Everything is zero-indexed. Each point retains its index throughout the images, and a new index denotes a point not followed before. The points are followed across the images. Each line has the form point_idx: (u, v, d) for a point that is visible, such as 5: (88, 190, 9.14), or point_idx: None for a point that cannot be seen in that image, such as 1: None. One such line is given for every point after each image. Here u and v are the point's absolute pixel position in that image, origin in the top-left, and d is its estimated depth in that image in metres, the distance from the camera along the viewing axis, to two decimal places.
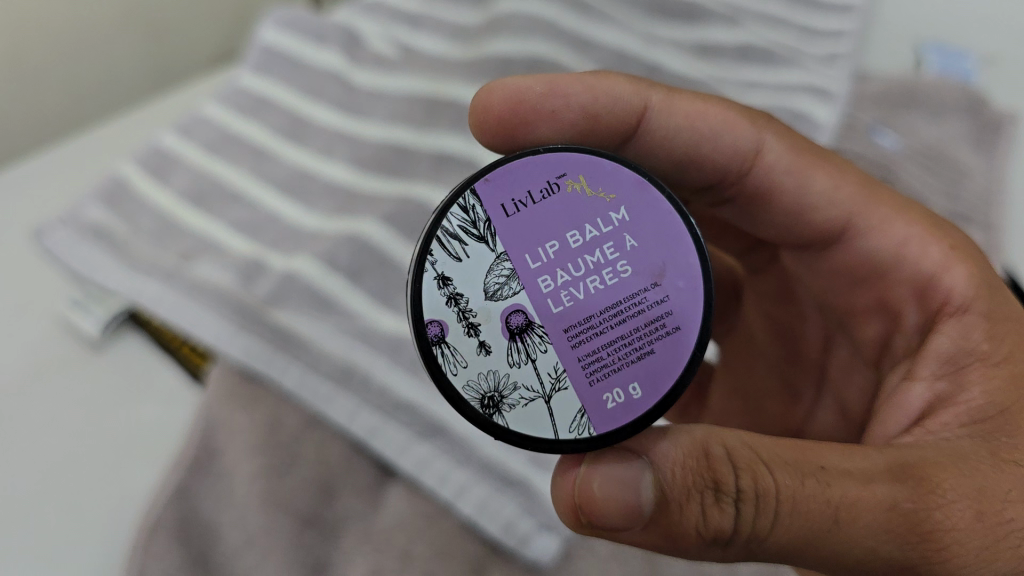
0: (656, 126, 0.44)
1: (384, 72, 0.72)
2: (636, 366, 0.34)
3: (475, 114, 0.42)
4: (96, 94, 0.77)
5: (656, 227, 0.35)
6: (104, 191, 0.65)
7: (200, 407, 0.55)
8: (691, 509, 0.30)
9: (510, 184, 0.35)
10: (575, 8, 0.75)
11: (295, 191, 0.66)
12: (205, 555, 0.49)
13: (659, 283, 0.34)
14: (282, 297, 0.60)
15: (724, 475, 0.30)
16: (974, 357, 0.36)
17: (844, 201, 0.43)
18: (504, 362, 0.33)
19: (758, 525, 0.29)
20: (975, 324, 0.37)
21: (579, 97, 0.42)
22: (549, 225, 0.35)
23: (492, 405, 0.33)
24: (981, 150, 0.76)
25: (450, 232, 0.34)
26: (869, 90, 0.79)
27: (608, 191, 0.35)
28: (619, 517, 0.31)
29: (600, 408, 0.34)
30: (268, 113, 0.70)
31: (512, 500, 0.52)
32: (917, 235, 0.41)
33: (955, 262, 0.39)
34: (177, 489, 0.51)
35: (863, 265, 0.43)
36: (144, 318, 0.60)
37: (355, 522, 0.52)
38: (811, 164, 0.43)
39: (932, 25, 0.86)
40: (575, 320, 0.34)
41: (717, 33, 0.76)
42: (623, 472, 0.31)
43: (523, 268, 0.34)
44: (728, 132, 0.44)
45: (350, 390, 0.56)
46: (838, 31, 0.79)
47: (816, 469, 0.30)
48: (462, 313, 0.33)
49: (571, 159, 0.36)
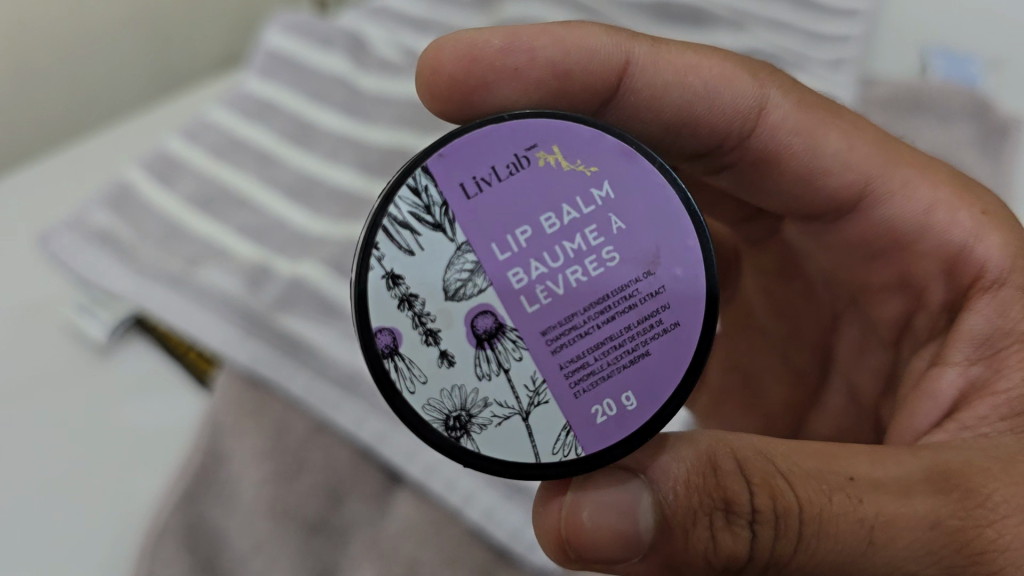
0: (641, 82, 0.41)
1: (391, 74, 0.71)
2: (628, 372, 0.32)
3: (424, 74, 0.39)
4: (100, 97, 0.76)
5: (644, 206, 0.33)
6: (109, 195, 0.64)
7: (205, 413, 0.54)
8: (699, 533, 0.28)
9: (471, 160, 0.33)
10: (580, 11, 0.74)
11: (301, 193, 0.65)
12: (212, 560, 0.48)
13: (651, 273, 0.32)
14: (288, 302, 0.58)
15: (736, 493, 0.28)
16: (1016, 335, 0.34)
17: (862, 164, 0.40)
18: (471, 377, 0.32)
19: (778, 549, 0.27)
20: (1014, 299, 0.35)
21: (547, 52, 0.39)
22: (522, 207, 0.33)
23: (460, 427, 0.32)
24: (1006, 147, 0.74)
25: (399, 220, 0.32)
26: (878, 96, 0.77)
27: (585, 164, 0.33)
28: (615, 548, 0.30)
29: (587, 421, 0.32)
30: (274, 117, 0.69)
31: (522, 508, 0.50)
32: (946, 200, 0.39)
33: (988, 229, 0.38)
34: (185, 494, 0.49)
35: (883, 236, 0.41)
36: (151, 323, 0.59)
37: (362, 530, 0.50)
38: (821, 122, 0.41)
39: (954, 19, 0.84)
40: (557, 322, 0.32)
41: (728, 35, 0.74)
42: (616, 498, 0.30)
43: (493, 261, 0.32)
44: (728, 91, 0.41)
45: (357, 395, 0.54)
46: (844, 35, 0.76)
47: (846, 481, 0.28)
48: (417, 317, 0.32)
49: (541, 129, 0.34)
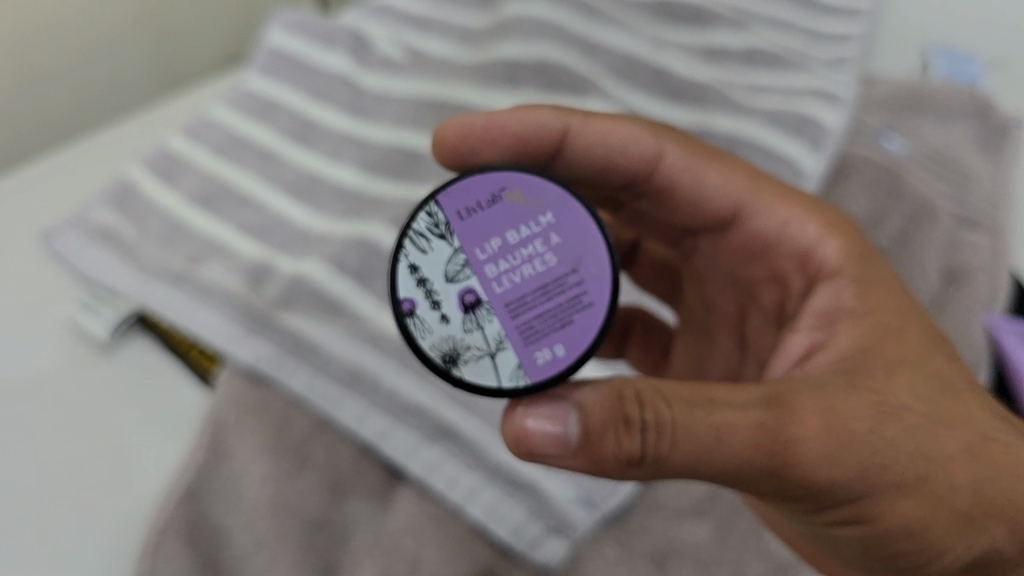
0: (578, 144, 0.47)
1: (393, 73, 0.73)
2: (561, 333, 0.37)
3: (435, 146, 0.47)
4: (102, 97, 0.77)
5: (582, 230, 0.37)
6: (114, 194, 0.65)
7: (208, 413, 0.54)
8: (608, 439, 0.33)
9: (464, 191, 0.38)
10: (584, 12, 0.75)
11: (304, 193, 0.66)
12: (215, 558, 0.50)
13: (576, 270, 0.37)
14: (292, 299, 0.59)
15: (631, 409, 0.32)
16: (843, 314, 0.41)
17: (734, 193, 0.47)
18: (459, 330, 0.37)
19: (659, 449, 0.32)
20: (844, 286, 0.42)
21: (514, 126, 0.45)
22: (493, 226, 0.38)
23: (450, 359, 0.36)
24: (988, 154, 0.76)
25: (419, 229, 0.37)
26: (876, 94, 0.80)
27: (535, 199, 0.38)
28: (552, 447, 0.34)
29: (531, 365, 0.37)
30: (277, 116, 0.71)
31: (522, 504, 0.52)
32: (797, 217, 0.46)
33: (829, 236, 0.44)
34: (188, 491, 0.51)
35: (755, 243, 0.48)
36: (153, 321, 0.60)
37: (364, 526, 0.51)
38: (702, 165, 0.47)
39: (937, 30, 0.88)
40: (514, 298, 0.37)
41: (725, 36, 0.77)
42: (552, 410, 0.34)
43: (476, 259, 0.37)
44: (630, 145, 0.47)
45: (361, 393, 0.55)
46: (845, 35, 0.81)
47: (705, 401, 0.32)
48: (428, 291, 0.37)
49: (506, 176, 0.38)
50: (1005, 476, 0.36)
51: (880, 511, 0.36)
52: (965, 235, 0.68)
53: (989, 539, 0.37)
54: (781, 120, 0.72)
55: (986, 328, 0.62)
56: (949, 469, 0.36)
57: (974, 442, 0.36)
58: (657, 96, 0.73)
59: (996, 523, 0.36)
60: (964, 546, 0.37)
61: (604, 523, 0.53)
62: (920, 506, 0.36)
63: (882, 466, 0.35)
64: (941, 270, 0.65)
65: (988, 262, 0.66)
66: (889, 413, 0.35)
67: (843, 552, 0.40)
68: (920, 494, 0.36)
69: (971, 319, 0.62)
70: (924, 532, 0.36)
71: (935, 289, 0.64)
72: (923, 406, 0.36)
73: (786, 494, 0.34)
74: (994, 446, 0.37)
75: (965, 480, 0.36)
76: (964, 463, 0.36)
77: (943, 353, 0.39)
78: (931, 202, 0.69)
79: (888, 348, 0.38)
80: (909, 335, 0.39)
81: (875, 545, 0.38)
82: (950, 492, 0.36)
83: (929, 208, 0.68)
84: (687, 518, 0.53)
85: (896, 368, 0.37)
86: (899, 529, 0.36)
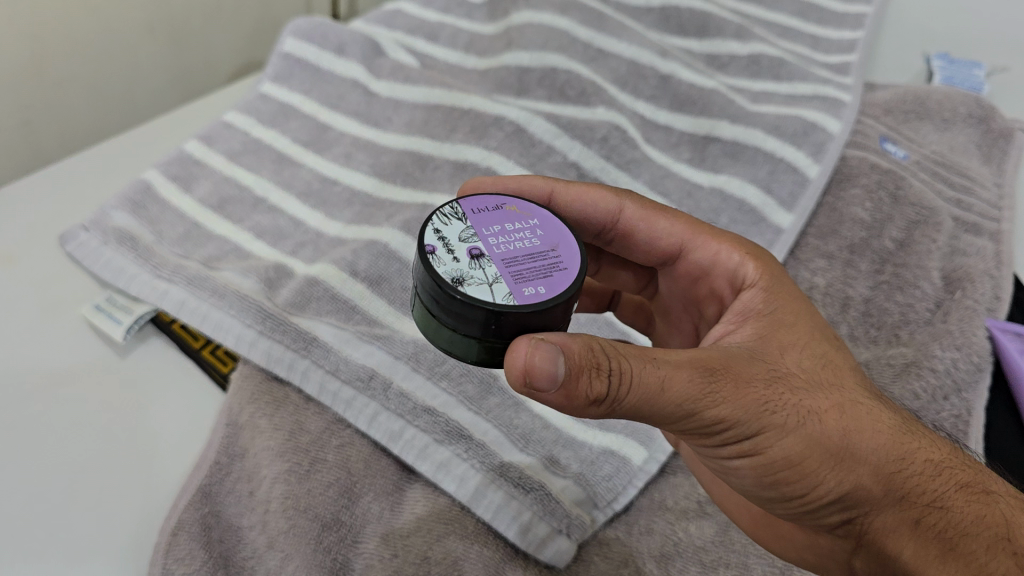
0: (561, 207, 0.50)
1: (404, 78, 0.74)
2: (542, 281, 0.40)
3: None
4: (118, 106, 0.81)
5: (560, 229, 0.44)
6: (129, 197, 0.65)
7: (223, 407, 0.56)
8: (583, 381, 0.36)
9: (477, 198, 0.45)
10: (591, 22, 0.77)
11: (317, 197, 0.67)
12: (227, 557, 0.51)
13: (555, 249, 0.43)
14: (305, 302, 0.59)
15: (601, 357, 0.36)
16: (752, 313, 0.45)
17: (676, 235, 0.50)
18: (465, 267, 0.40)
19: (618, 394, 0.36)
20: (757, 294, 0.46)
21: (512, 187, 0.50)
22: (494, 217, 0.44)
23: (457, 282, 0.39)
24: (989, 160, 0.78)
25: (445, 210, 0.43)
26: (878, 99, 0.82)
27: (527, 210, 0.45)
28: (548, 380, 0.35)
29: (520, 297, 0.39)
30: (290, 124, 0.73)
31: (531, 505, 0.51)
32: (726, 248, 0.49)
33: (750, 261, 0.47)
34: (203, 490, 0.52)
35: (692, 268, 0.51)
36: (169, 323, 0.62)
37: (374, 525, 0.51)
38: (653, 213, 0.50)
39: (931, 43, 0.92)
40: (509, 256, 0.41)
41: (731, 44, 0.80)
42: (547, 348, 0.36)
43: (484, 232, 0.43)
44: (595, 203, 0.50)
45: (371, 395, 0.54)
46: (851, 40, 0.84)
47: (649, 357, 0.37)
48: (446, 243, 0.41)
49: (506, 197, 0.46)
50: (871, 431, 0.40)
51: (764, 445, 0.39)
52: (967, 239, 0.69)
53: (856, 479, 0.39)
54: (786, 125, 0.73)
55: (987, 333, 0.61)
56: (823, 418, 0.39)
57: (844, 401, 0.40)
58: (663, 103, 0.75)
59: (861, 465, 0.39)
60: (836, 480, 0.39)
61: (607, 525, 0.54)
62: (800, 445, 0.39)
63: (768, 409, 0.38)
64: (943, 274, 0.66)
65: (991, 265, 0.67)
66: (779, 376, 0.40)
67: (742, 487, 0.43)
68: (801, 435, 0.39)
69: (974, 322, 0.61)
70: (801, 465, 0.39)
71: (939, 291, 0.65)
72: (809, 374, 0.41)
73: (694, 430, 0.39)
74: (861, 406, 0.40)
75: (835, 427, 0.39)
76: (836, 415, 0.40)
77: (833, 342, 0.44)
78: (934, 205, 0.70)
79: (784, 333, 0.43)
80: (802, 326, 0.43)
81: (765, 478, 0.41)
82: (824, 434, 0.39)
83: (931, 213, 0.69)
84: (691, 519, 0.54)
85: (789, 347, 0.42)
86: (780, 462, 0.40)
